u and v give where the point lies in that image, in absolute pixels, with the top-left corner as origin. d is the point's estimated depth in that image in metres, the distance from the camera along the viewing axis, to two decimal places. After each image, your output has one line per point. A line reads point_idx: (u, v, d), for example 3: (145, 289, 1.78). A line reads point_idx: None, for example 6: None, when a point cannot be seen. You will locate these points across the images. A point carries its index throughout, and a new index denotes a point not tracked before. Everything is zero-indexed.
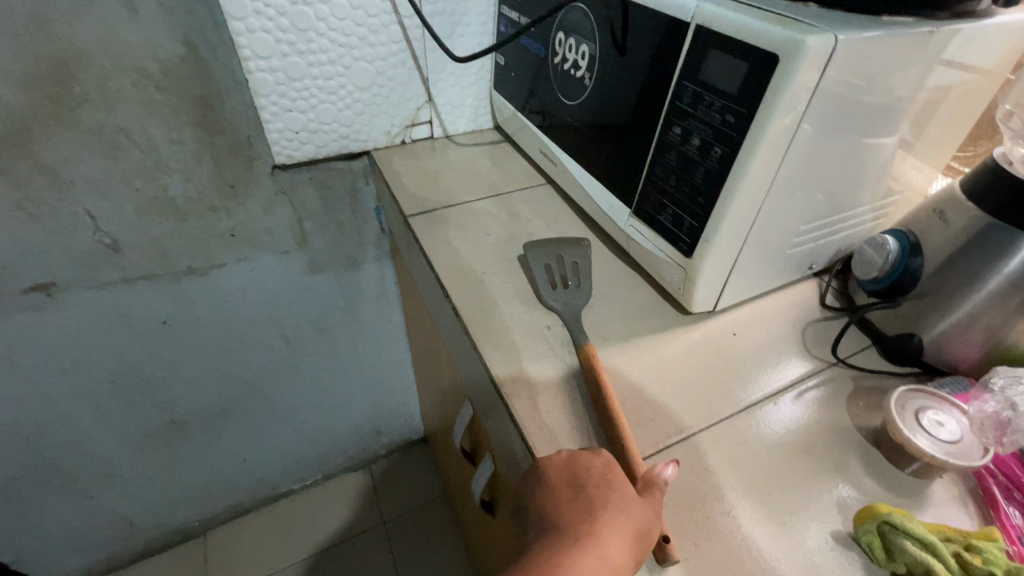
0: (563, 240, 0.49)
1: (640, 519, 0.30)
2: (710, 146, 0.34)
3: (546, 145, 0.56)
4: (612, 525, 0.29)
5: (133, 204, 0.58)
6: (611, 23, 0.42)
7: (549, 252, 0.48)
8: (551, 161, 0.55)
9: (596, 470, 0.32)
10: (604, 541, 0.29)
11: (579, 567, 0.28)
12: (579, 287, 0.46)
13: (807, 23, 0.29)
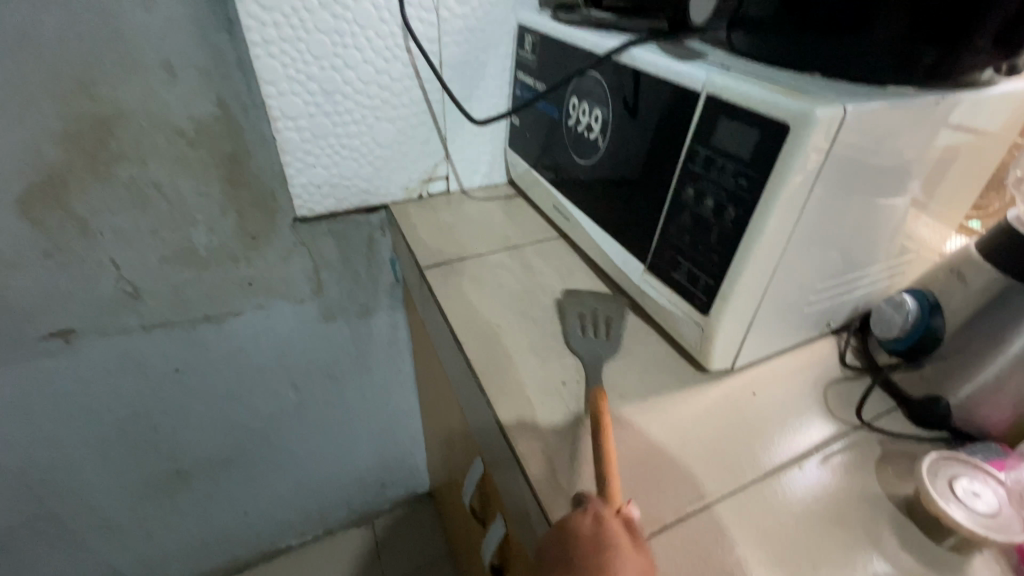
0: (597, 295, 0.50)
1: None
2: (724, 207, 0.35)
3: (560, 198, 0.57)
4: None
5: (157, 254, 0.60)
6: (624, 90, 0.44)
7: (584, 303, 0.50)
8: (565, 214, 0.57)
9: (586, 528, 0.30)
10: None
11: None
12: (608, 339, 0.46)
13: (817, 95, 0.30)
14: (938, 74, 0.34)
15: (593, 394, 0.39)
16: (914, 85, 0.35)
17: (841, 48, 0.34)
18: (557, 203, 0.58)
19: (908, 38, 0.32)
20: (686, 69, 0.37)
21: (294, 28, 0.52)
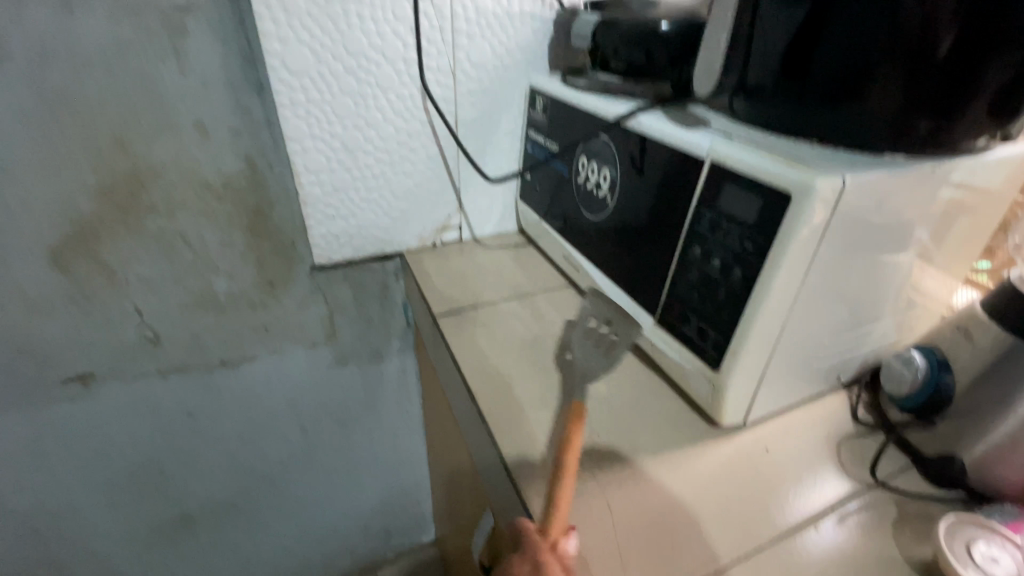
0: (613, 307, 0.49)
1: None
2: (731, 268, 0.36)
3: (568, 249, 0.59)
4: None
5: (178, 301, 0.62)
6: (632, 152, 0.46)
7: (605, 308, 0.49)
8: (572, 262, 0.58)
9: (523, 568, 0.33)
10: None
11: None
12: (607, 355, 0.47)
13: (818, 165, 0.32)
14: (938, 141, 0.36)
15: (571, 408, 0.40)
16: (915, 151, 0.36)
17: (839, 117, 0.36)
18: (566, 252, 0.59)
19: (907, 106, 0.34)
20: (691, 137, 0.39)
21: (320, 92, 0.56)
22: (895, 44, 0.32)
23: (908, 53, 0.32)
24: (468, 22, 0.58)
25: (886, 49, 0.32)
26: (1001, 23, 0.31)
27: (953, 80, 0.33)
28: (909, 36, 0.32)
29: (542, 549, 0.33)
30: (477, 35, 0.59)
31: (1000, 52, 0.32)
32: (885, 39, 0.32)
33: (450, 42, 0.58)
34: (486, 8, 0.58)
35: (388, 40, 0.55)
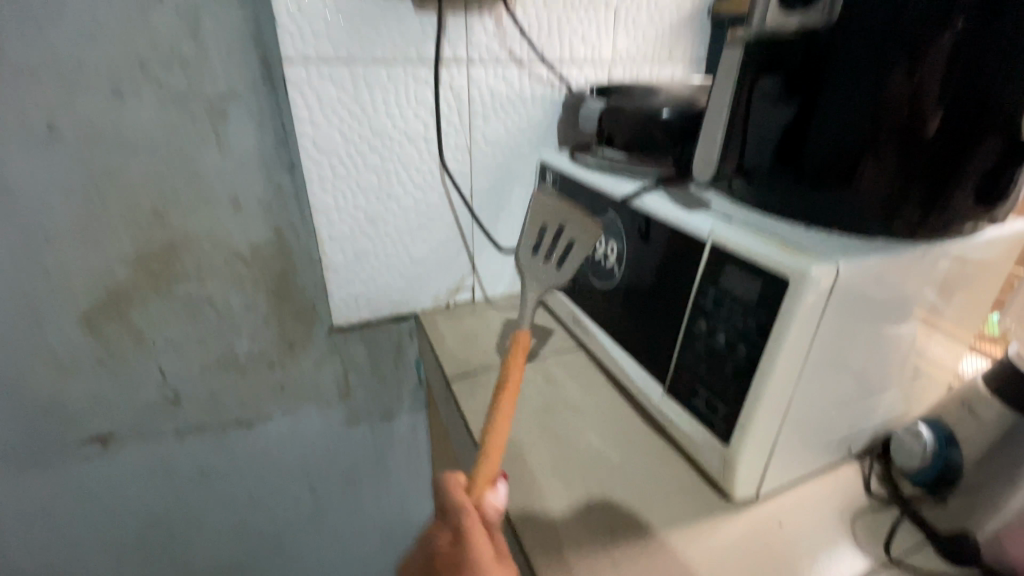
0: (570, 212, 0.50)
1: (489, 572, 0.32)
2: (736, 344, 0.38)
3: (543, 206, 0.52)
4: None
5: (201, 361, 0.64)
6: (637, 228, 0.49)
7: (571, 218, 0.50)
8: (550, 215, 0.51)
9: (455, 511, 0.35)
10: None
11: None
12: (557, 268, 0.50)
13: (813, 252, 0.34)
14: (933, 215, 0.37)
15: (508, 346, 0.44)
16: (911, 225, 0.37)
17: (833, 195, 0.38)
18: (544, 206, 0.52)
19: (899, 179, 0.36)
20: (693, 220, 0.42)
21: (346, 168, 0.60)
22: (885, 125, 0.34)
23: (899, 133, 0.34)
24: (485, 105, 0.63)
25: (877, 131, 0.35)
26: (986, 106, 0.33)
27: (943, 157, 0.35)
28: (899, 118, 0.34)
29: (463, 516, 0.34)
30: (492, 116, 0.64)
31: (988, 133, 0.34)
32: (875, 120, 0.35)
33: (467, 122, 0.63)
34: (501, 91, 0.63)
35: (410, 122, 0.60)
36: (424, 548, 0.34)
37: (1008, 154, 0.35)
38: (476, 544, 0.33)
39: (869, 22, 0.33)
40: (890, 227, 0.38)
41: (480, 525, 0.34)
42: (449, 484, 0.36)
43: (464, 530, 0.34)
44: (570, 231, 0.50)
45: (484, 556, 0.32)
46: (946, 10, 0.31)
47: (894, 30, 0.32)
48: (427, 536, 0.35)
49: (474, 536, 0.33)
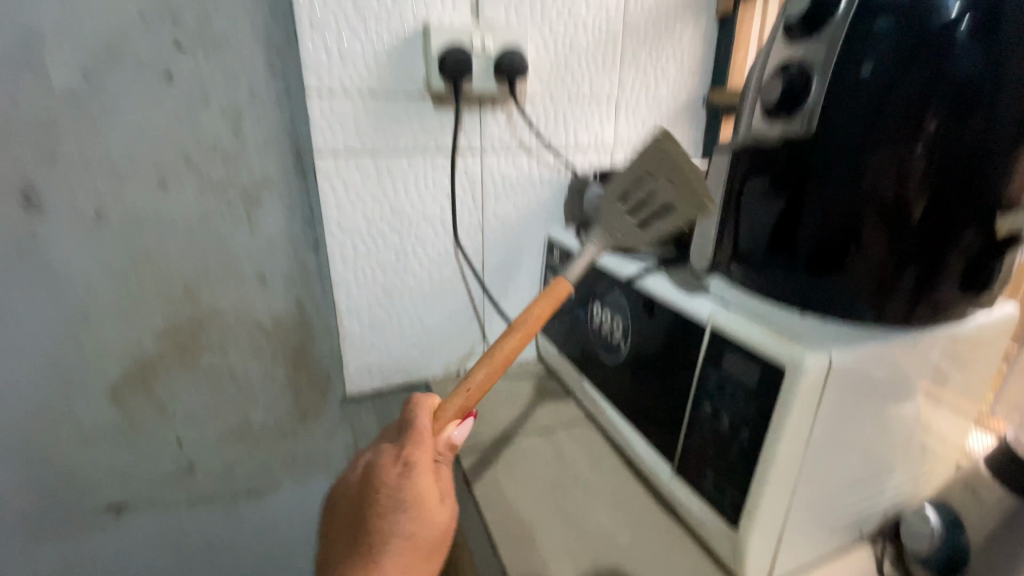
0: (688, 186, 0.47)
1: (426, 486, 0.39)
2: (740, 427, 0.39)
3: (648, 162, 0.49)
4: (409, 489, 0.38)
5: (217, 431, 0.65)
6: (641, 308, 0.52)
7: (677, 193, 0.48)
8: (654, 172, 0.49)
9: (419, 430, 0.41)
10: (399, 510, 0.38)
11: (381, 526, 0.38)
12: (640, 232, 0.51)
13: (807, 342, 0.37)
14: (924, 296, 0.39)
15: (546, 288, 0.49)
16: (904, 307, 0.39)
17: (828, 281, 0.40)
18: (649, 161, 0.49)
19: (890, 263, 0.38)
20: (693, 304, 0.45)
21: (367, 246, 0.64)
22: (871, 216, 0.37)
23: (887, 222, 0.37)
24: (497, 187, 0.68)
25: (864, 221, 0.37)
26: (962, 198, 0.36)
27: (927, 244, 0.37)
28: (884, 210, 0.36)
29: (416, 445, 0.41)
30: (503, 198, 0.68)
31: (965, 224, 0.37)
32: (861, 212, 0.37)
33: (479, 203, 0.67)
34: (511, 175, 0.68)
35: (427, 204, 0.65)
36: (376, 464, 0.41)
37: (984, 242, 0.38)
38: (421, 472, 0.39)
39: (853, 123, 0.36)
40: (886, 313, 0.39)
41: (428, 454, 0.40)
42: (416, 417, 0.42)
43: (414, 459, 0.40)
44: (670, 192, 0.48)
45: (425, 487, 0.39)
46: (919, 116, 0.34)
47: (875, 132, 0.35)
48: (382, 452, 0.42)
49: (421, 464, 0.40)
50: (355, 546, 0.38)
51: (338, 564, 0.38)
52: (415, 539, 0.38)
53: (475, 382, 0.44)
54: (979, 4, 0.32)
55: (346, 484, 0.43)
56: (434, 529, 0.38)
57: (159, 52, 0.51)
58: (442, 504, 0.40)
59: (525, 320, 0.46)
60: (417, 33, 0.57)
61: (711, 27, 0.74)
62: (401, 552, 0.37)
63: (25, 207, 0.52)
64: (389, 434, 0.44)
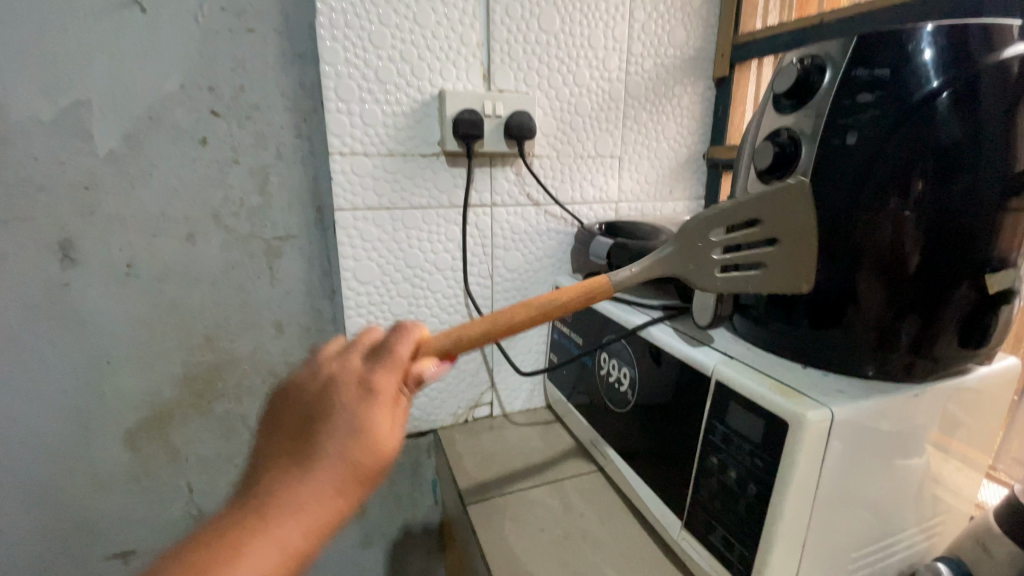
0: (796, 257, 0.38)
1: (382, 415, 0.33)
2: (746, 481, 0.39)
3: (772, 210, 0.38)
4: (365, 412, 0.32)
5: (227, 479, 0.66)
6: (647, 357, 0.53)
7: (778, 258, 0.39)
8: (772, 224, 0.38)
9: (395, 355, 0.36)
10: (343, 433, 0.31)
11: (318, 446, 0.31)
12: (711, 280, 0.43)
13: (808, 397, 0.37)
14: (925, 351, 0.39)
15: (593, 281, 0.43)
16: (905, 362, 0.39)
17: (828, 335, 0.41)
18: (772, 208, 0.38)
19: (887, 318, 0.38)
20: (697, 354, 0.46)
21: (380, 295, 0.66)
22: (866, 272, 0.38)
23: (883, 278, 0.38)
24: (506, 238, 0.70)
25: (859, 277, 0.38)
26: (958, 254, 0.36)
27: (925, 299, 0.37)
28: (879, 266, 0.37)
29: (386, 372, 0.35)
30: (512, 248, 0.71)
31: (962, 280, 0.37)
32: (855, 268, 0.38)
33: (489, 253, 0.70)
34: (520, 227, 0.71)
35: (439, 255, 0.67)
36: (336, 374, 0.34)
37: (986, 295, 0.38)
38: (384, 403, 0.33)
39: (841, 186, 0.38)
40: (888, 367, 0.39)
41: (393, 385, 0.34)
42: (395, 342, 0.37)
43: (380, 384, 0.34)
44: (776, 255, 0.39)
45: (381, 417, 0.32)
46: (906, 178, 0.35)
47: (864, 193, 0.37)
48: (344, 365, 0.35)
49: (387, 395, 0.34)
50: (284, 450, 0.31)
51: (258, 463, 0.31)
52: (351, 471, 0.30)
53: (466, 338, 0.41)
54: (959, 74, 0.33)
55: (292, 383, 0.36)
56: (378, 463, 0.32)
57: (197, 119, 0.56)
58: (393, 441, 0.33)
59: (547, 302, 0.42)
60: (432, 99, 0.61)
61: (708, 89, 0.78)
62: (333, 474, 0.30)
63: (62, 261, 0.55)
64: (357, 350, 0.37)
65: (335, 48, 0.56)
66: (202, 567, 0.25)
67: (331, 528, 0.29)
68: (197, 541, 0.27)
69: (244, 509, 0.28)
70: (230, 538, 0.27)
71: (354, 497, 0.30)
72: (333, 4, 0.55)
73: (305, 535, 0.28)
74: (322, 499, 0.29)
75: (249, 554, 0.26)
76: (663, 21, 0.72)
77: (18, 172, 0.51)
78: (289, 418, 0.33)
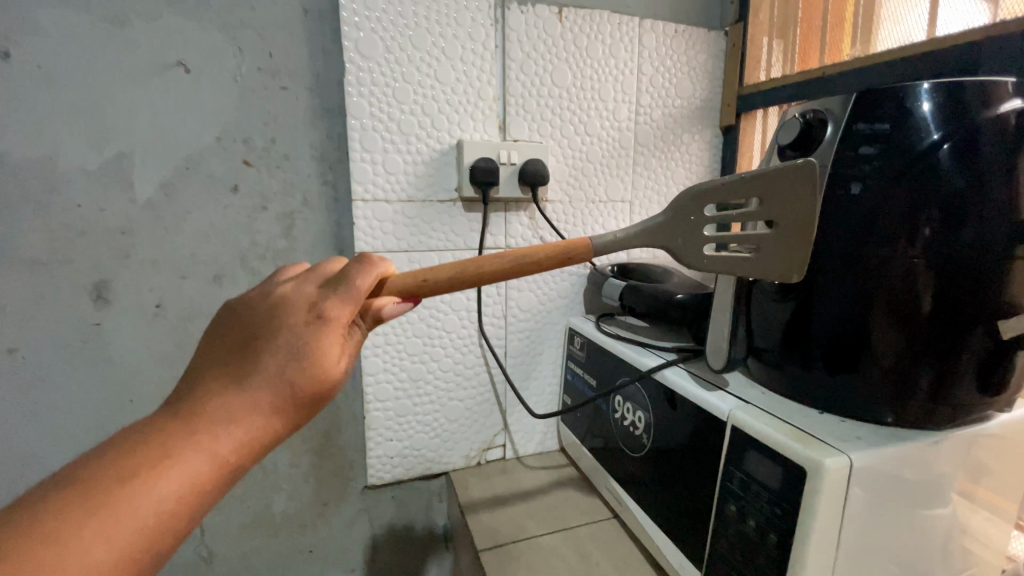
0: (789, 243, 0.38)
1: (328, 344, 0.33)
2: (766, 531, 0.39)
3: (771, 193, 0.38)
4: (312, 338, 0.33)
5: (239, 520, 0.66)
6: (663, 401, 0.53)
7: (771, 241, 0.39)
8: (768, 206, 0.38)
9: (356, 285, 0.36)
10: (288, 355, 0.32)
11: (262, 362, 0.32)
12: (699, 260, 0.42)
13: (826, 444, 0.37)
14: (944, 397, 0.38)
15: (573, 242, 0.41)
16: (924, 409, 0.39)
17: (845, 380, 0.40)
18: (771, 190, 0.38)
19: (903, 364, 0.38)
20: (712, 399, 0.46)
21: (396, 335, 0.67)
22: (878, 316, 0.38)
23: (896, 323, 0.38)
24: (520, 279, 0.72)
25: (871, 322, 0.38)
26: (970, 300, 0.36)
27: (940, 344, 0.37)
28: (891, 311, 0.38)
29: (341, 303, 0.35)
30: (526, 289, 0.72)
31: (976, 324, 0.37)
32: (867, 312, 0.38)
33: (503, 294, 0.71)
34: None
35: (454, 296, 0.69)
36: (287, 297, 0.35)
37: (1001, 339, 0.38)
38: (333, 331, 0.34)
39: (849, 232, 0.38)
40: (907, 413, 0.39)
41: (346, 316, 0.35)
42: (357, 274, 0.36)
43: (332, 313, 0.34)
44: (769, 238, 0.39)
45: (328, 345, 0.33)
46: (913, 225, 0.36)
47: (871, 239, 0.37)
48: (299, 290, 0.35)
49: (338, 323, 0.34)
50: (224, 365, 0.32)
51: (196, 376, 0.32)
52: (288, 393, 0.32)
53: (430, 285, 0.40)
54: (957, 128, 0.35)
55: (242, 302, 0.36)
56: (319, 390, 0.33)
57: (230, 169, 0.59)
58: (336, 369, 0.34)
59: (528, 256, 0.40)
60: (450, 148, 0.65)
61: (715, 137, 0.81)
62: (271, 392, 0.31)
63: (96, 302, 0.57)
64: (314, 278, 0.37)
65: (361, 103, 0.60)
66: (131, 467, 0.27)
67: (263, 445, 0.31)
68: (127, 443, 0.28)
69: (177, 417, 0.30)
70: (164, 435, 0.29)
71: (289, 416, 0.32)
72: (361, 63, 0.59)
73: (236, 446, 0.30)
74: (255, 415, 0.31)
75: (178, 459, 0.28)
76: (670, 74, 0.75)
77: (61, 217, 0.55)
78: (238, 328, 0.34)
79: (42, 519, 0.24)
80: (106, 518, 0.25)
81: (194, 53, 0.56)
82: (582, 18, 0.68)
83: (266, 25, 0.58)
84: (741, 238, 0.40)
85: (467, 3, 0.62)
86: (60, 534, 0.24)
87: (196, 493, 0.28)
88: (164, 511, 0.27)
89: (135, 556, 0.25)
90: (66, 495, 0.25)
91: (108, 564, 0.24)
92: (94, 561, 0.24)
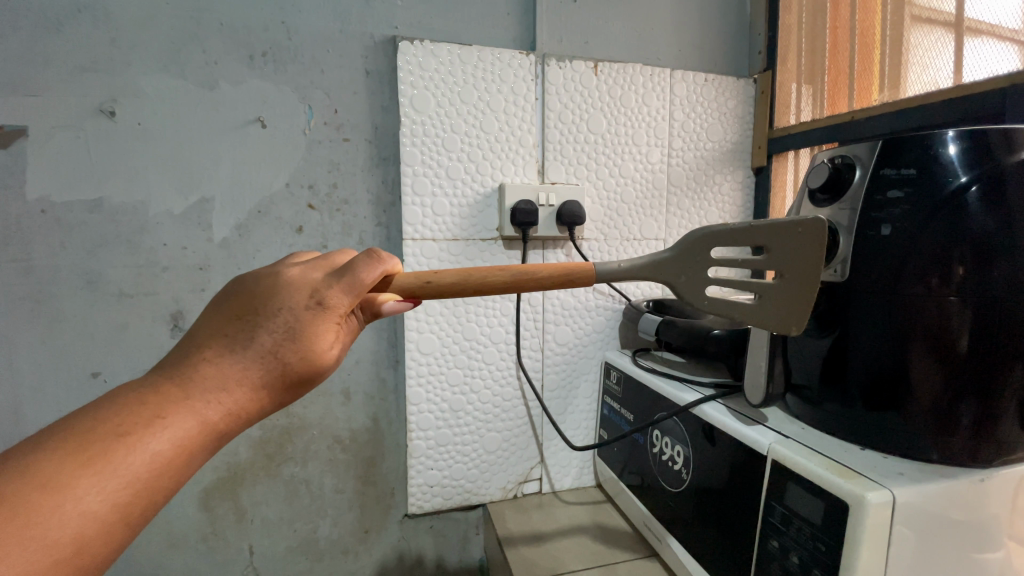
0: (795, 295, 0.40)
1: (319, 326, 0.36)
2: (810, 567, 0.39)
3: (785, 243, 0.41)
4: (307, 321, 0.36)
5: (286, 542, 0.69)
6: (701, 436, 0.54)
7: (778, 291, 0.41)
8: (776, 256, 0.41)
9: (365, 276, 0.37)
10: (282, 333, 0.35)
11: (254, 335, 0.34)
12: (705, 300, 0.44)
13: (868, 479, 0.37)
14: (987, 436, 0.38)
15: (579, 264, 0.45)
16: (968, 447, 0.38)
17: (885, 418, 0.41)
18: (785, 240, 0.40)
19: (944, 401, 0.38)
20: (751, 433, 0.47)
21: (439, 366, 0.70)
22: (913, 353, 0.39)
23: (936, 359, 0.38)
24: (557, 314, 0.75)
25: (907, 360, 0.39)
26: (1011, 338, 0.37)
27: (982, 382, 0.37)
28: (927, 347, 0.38)
29: (342, 292, 0.37)
30: (562, 323, 0.75)
31: (1015, 363, 0.37)
32: (902, 349, 0.39)
33: (540, 328, 0.74)
34: (569, 304, 0.75)
35: (494, 329, 0.72)
36: (290, 279, 0.37)
37: None
38: (328, 319, 0.36)
39: (882, 273, 0.40)
40: (953, 453, 0.39)
41: (342, 306, 0.37)
42: (363, 267, 0.38)
43: (328, 300, 0.36)
44: (779, 287, 0.41)
45: (321, 328, 0.36)
46: (947, 265, 0.37)
47: (903, 279, 0.39)
48: (304, 274, 0.37)
49: (336, 313, 0.37)
50: (218, 335, 0.35)
51: (191, 343, 0.35)
52: (276, 368, 0.35)
53: (440, 292, 0.43)
54: (982, 172, 0.36)
55: (248, 277, 0.37)
56: (306, 368, 0.36)
57: (296, 212, 0.65)
58: (327, 349, 0.37)
59: (527, 272, 0.43)
60: (493, 191, 0.69)
61: (746, 177, 0.84)
62: (262, 368, 0.34)
63: (172, 331, 0.63)
64: (321, 265, 0.39)
65: (413, 152, 0.65)
66: (126, 424, 0.30)
67: (245, 414, 0.34)
68: (121, 403, 0.31)
69: (172, 381, 0.33)
70: (155, 397, 0.32)
71: (274, 391, 0.35)
72: (414, 116, 0.65)
73: (223, 414, 0.33)
74: (237, 384, 0.34)
75: (168, 421, 0.31)
76: (700, 119, 0.79)
77: (148, 255, 0.61)
78: (240, 300, 0.36)
79: (43, 468, 0.27)
80: (102, 471, 0.28)
81: (271, 111, 0.63)
82: (616, 71, 0.73)
83: (333, 85, 0.65)
84: (749, 284, 0.42)
85: (510, 60, 0.68)
86: (60, 482, 0.27)
87: (183, 453, 0.31)
88: (154, 467, 0.30)
89: (127, 507, 0.28)
90: (66, 448, 0.28)
91: (103, 512, 0.27)
92: (90, 508, 0.27)
